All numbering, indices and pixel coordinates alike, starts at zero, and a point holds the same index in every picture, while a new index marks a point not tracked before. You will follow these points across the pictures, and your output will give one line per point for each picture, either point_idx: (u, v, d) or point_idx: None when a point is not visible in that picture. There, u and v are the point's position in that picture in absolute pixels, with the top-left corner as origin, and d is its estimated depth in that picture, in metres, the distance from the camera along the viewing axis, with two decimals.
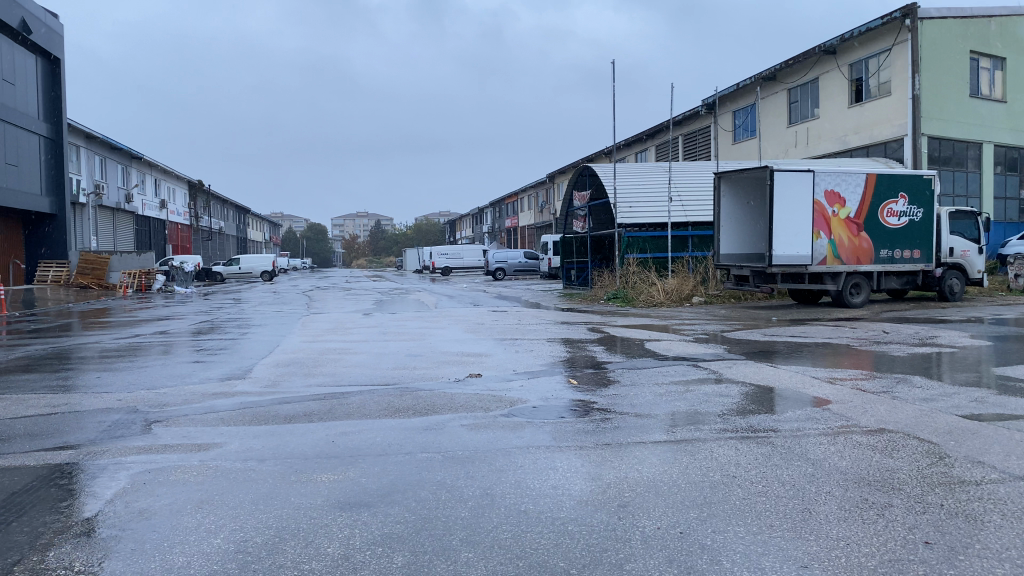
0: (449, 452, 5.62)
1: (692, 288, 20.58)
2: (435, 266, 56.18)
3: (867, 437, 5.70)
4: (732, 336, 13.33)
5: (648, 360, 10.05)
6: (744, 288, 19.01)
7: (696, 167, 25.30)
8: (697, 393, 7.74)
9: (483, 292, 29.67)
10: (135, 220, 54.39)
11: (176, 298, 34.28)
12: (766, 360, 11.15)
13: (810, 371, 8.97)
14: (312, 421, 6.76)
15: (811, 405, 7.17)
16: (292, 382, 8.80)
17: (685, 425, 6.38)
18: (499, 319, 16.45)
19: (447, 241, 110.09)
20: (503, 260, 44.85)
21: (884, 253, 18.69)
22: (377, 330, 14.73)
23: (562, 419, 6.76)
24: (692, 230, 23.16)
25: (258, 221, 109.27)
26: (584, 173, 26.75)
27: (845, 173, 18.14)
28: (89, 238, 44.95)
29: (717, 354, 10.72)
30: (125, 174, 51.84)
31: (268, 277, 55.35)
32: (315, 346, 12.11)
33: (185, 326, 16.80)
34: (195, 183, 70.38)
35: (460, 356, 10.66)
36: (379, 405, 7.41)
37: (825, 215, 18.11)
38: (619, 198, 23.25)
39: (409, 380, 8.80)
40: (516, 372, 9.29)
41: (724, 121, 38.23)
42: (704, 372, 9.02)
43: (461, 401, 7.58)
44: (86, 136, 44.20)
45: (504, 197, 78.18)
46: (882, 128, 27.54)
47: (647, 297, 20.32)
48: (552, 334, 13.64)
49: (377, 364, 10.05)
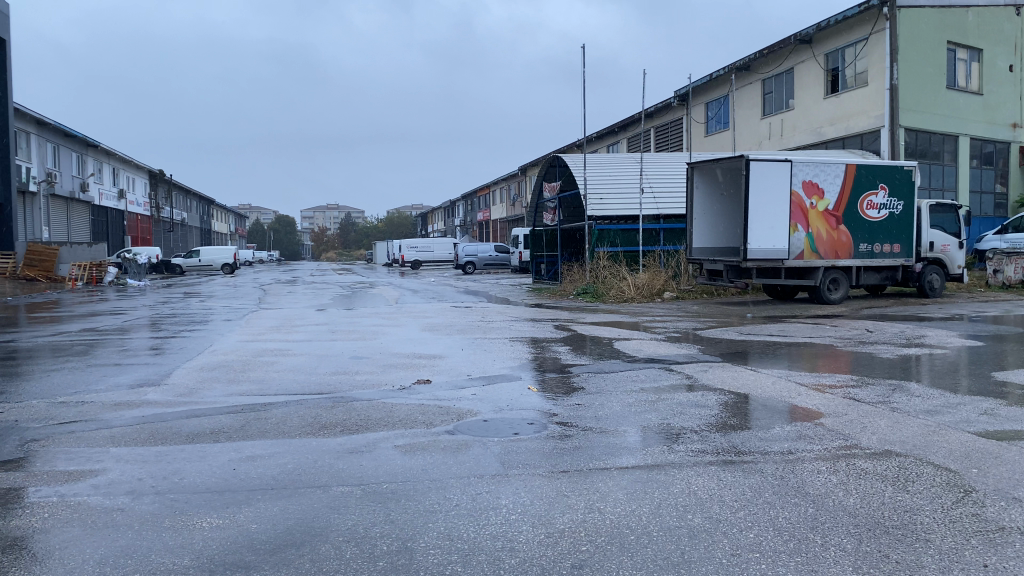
0: (371, 484, 4.61)
1: (664, 283, 19.72)
2: (403, 259, 54.98)
3: (874, 463, 4.78)
4: (707, 334, 12.45)
5: (616, 363, 9.10)
6: (717, 283, 18.16)
7: (670, 158, 24.41)
8: (671, 403, 6.79)
9: (449, 287, 28.58)
10: (92, 210, 52.61)
11: (129, 291, 32.88)
12: (744, 362, 10.26)
13: (795, 376, 8.08)
14: (217, 442, 5.69)
15: (799, 418, 6.26)
16: (212, 390, 7.71)
17: (656, 445, 5.41)
18: (460, 316, 15.45)
19: (418, 235, 108.75)
20: (472, 254, 43.84)
21: (864, 247, 17.95)
22: (327, 327, 13.67)
23: (515, 437, 5.77)
24: (664, 223, 22.23)
25: (224, 213, 107.14)
26: (554, 163, 25.75)
27: (823, 163, 17.36)
28: (40, 229, 43.27)
29: (691, 356, 9.82)
30: (80, 163, 50.04)
31: (230, 269, 53.83)
32: (254, 347, 11.02)
33: (123, 322, 15.62)
34: (156, 173, 68.49)
35: (411, 358, 9.64)
36: (303, 419, 6.36)
37: (802, 207, 17.32)
38: (589, 189, 22.33)
39: (347, 388, 7.76)
40: (469, 377, 8.31)
41: (697, 112, 37.47)
42: (678, 377, 8.08)
43: (400, 414, 6.55)
44: (37, 122, 42.51)
45: (475, 190, 77.05)
46: (858, 120, 26.89)
47: (617, 292, 19.39)
48: (516, 333, 12.67)
49: (315, 368, 8.99)
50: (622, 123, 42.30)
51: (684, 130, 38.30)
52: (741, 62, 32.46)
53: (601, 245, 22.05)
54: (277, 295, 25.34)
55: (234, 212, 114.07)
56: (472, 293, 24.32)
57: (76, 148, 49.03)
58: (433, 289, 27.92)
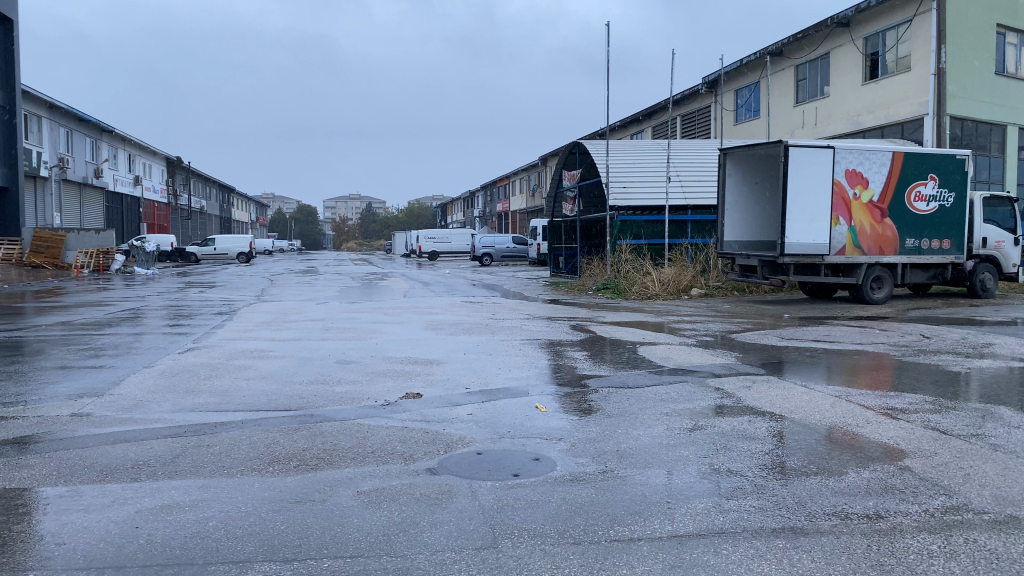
0: (309, 562, 3.36)
1: (691, 279, 18.38)
2: (421, 250, 53.85)
3: (1007, 544, 3.44)
4: (742, 338, 11.10)
5: (641, 375, 7.79)
6: (750, 279, 16.77)
7: (699, 145, 22.95)
8: (713, 433, 5.48)
9: (464, 279, 27.34)
10: (106, 196, 51.96)
11: (136, 280, 31.99)
12: (788, 372, 8.93)
13: (857, 397, 6.76)
14: (134, 481, 4.46)
15: (877, 456, 4.93)
16: (160, 404, 6.49)
17: (696, 501, 4.11)
18: (470, 313, 14.23)
19: (438, 225, 107.91)
20: (490, 245, 42.58)
21: (911, 242, 16.47)
22: (323, 324, 12.48)
23: (514, 481, 4.50)
24: (692, 214, 20.79)
25: (243, 201, 106.59)
26: (576, 150, 24.38)
27: (869, 150, 15.90)
28: (52, 215, 42.54)
29: (728, 367, 8.50)
30: (94, 149, 49.31)
31: (245, 258, 52.98)
32: (233, 347, 9.83)
33: (107, 313, 14.53)
34: (173, 160, 67.82)
35: (404, 364, 8.41)
36: (253, 448, 5.11)
37: (845, 198, 15.88)
38: (611, 177, 20.96)
39: (320, 403, 6.50)
40: (466, 391, 7.04)
41: (725, 100, 35.94)
42: (718, 396, 6.77)
43: (373, 442, 5.28)
44: (49, 106, 41.67)
45: (495, 181, 75.66)
46: (899, 107, 25.28)
47: (640, 288, 18.08)
48: (528, 333, 11.41)
49: (292, 376, 7.76)
50: (647, 111, 40.81)
51: (712, 119, 36.78)
52: (773, 46, 30.90)
53: (623, 238, 20.70)
54: (283, 286, 24.28)
55: (254, 201, 113.55)
56: (487, 287, 23.08)
57: (90, 133, 48.26)
58: (447, 281, 26.71)
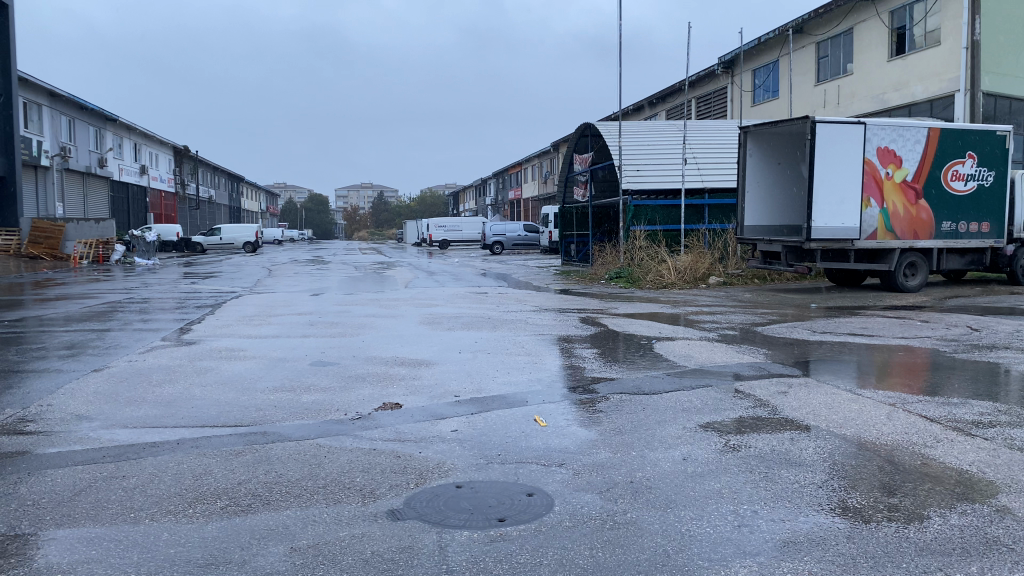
0: None
1: (710, 267, 17.30)
2: (431, 239, 52.91)
3: None
4: (769, 332, 10.05)
5: (659, 378, 6.76)
6: (773, 266, 15.64)
7: (717, 125, 21.77)
8: (750, 457, 4.45)
9: (472, 268, 26.31)
10: (111, 186, 51.25)
11: (137, 270, 31.17)
12: (825, 371, 7.87)
13: (916, 406, 5.71)
14: (8, 531, 3.46)
15: (965, 490, 3.88)
16: (92, 418, 5.50)
17: (736, 565, 3.07)
18: (473, 304, 13.23)
19: (451, 214, 106.95)
20: (500, 233, 41.60)
21: (947, 225, 15.31)
22: (312, 317, 11.49)
23: (500, 529, 3.47)
24: (709, 198, 19.63)
25: (253, 191, 105.92)
26: (587, 132, 23.24)
27: (902, 126, 14.75)
28: (54, 205, 41.77)
29: (758, 366, 7.47)
30: (98, 138, 48.52)
31: (252, 249, 52.19)
32: (205, 345, 8.85)
33: (85, 306, 13.61)
34: (180, 149, 67.07)
35: (390, 365, 7.41)
36: (178, 481, 4.11)
37: (876, 178, 14.74)
38: (624, 159, 19.88)
39: (279, 418, 5.48)
40: (455, 399, 6.04)
41: (742, 80, 34.67)
42: (752, 405, 5.73)
43: (330, 472, 4.26)
44: (50, 93, 40.85)
45: (507, 168, 74.51)
46: (928, 84, 24.00)
47: (655, 277, 17.04)
48: (533, 327, 10.37)
49: (259, 380, 6.77)
50: (661, 94, 39.57)
51: (728, 100, 35.56)
52: (793, 23, 29.64)
53: (637, 223, 19.63)
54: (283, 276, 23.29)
55: (265, 191, 112.96)
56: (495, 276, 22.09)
57: (93, 121, 47.47)
58: (453, 270, 25.68)
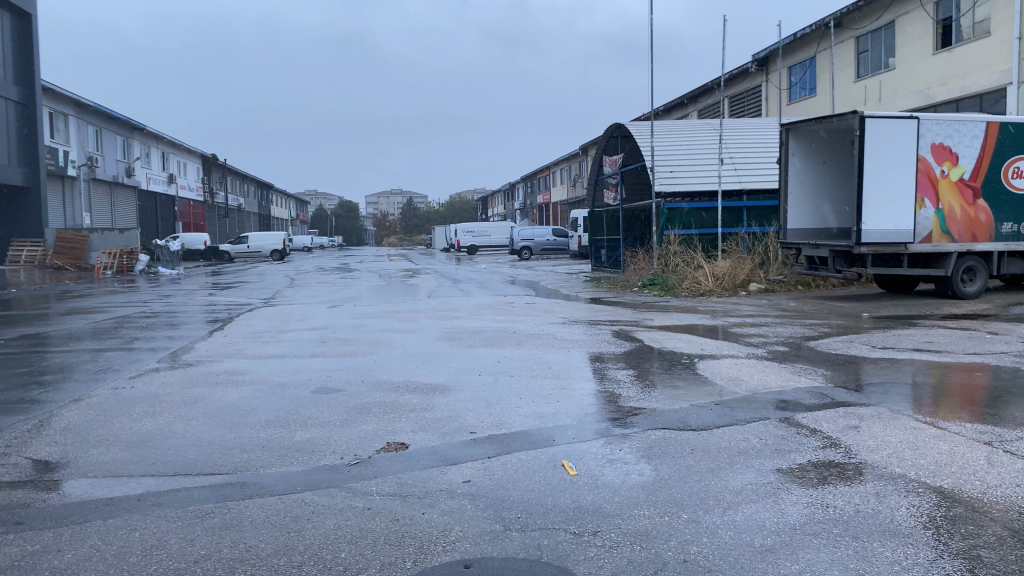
0: None
1: (749, 273, 16.36)
2: (459, 245, 52.32)
3: None
4: (822, 347, 9.14)
5: (707, 409, 5.89)
6: (819, 272, 14.62)
7: (754, 124, 20.76)
8: (834, 526, 3.57)
9: (500, 276, 25.53)
10: (139, 195, 51.31)
11: (161, 280, 30.82)
12: (893, 391, 6.95)
13: (1019, 445, 4.80)
14: None
15: None
16: (49, 465, 4.76)
17: None
18: (498, 317, 12.42)
19: (481, 219, 106.56)
20: (529, 238, 40.86)
21: (1008, 227, 14.18)
22: (325, 333, 10.75)
23: None
24: (747, 200, 18.57)
25: (283, 199, 106.42)
26: (616, 133, 22.34)
27: (958, 121, 13.69)
28: (81, 215, 41.73)
29: (818, 392, 6.56)
30: (126, 147, 48.57)
31: (279, 256, 51.95)
32: (204, 367, 8.15)
33: (93, 321, 13.01)
34: (210, 158, 67.25)
35: (401, 393, 6.61)
36: (121, 562, 3.32)
37: (930, 177, 13.70)
38: (657, 160, 18.97)
39: (263, 464, 4.70)
40: (471, 437, 5.22)
41: (776, 78, 33.65)
42: (820, 447, 4.84)
43: (310, 547, 3.46)
44: (77, 104, 40.85)
45: (535, 172, 73.79)
46: (977, 78, 22.77)
47: (691, 284, 16.13)
48: (561, 342, 9.53)
49: (252, 412, 5.99)
50: (692, 93, 38.54)
51: (763, 99, 34.56)
52: (830, 17, 28.58)
53: (671, 228, 18.65)
54: (305, 285, 22.73)
55: (295, 198, 113.32)
56: (523, 283, 21.33)
57: (120, 130, 47.54)
58: (479, 277, 24.88)
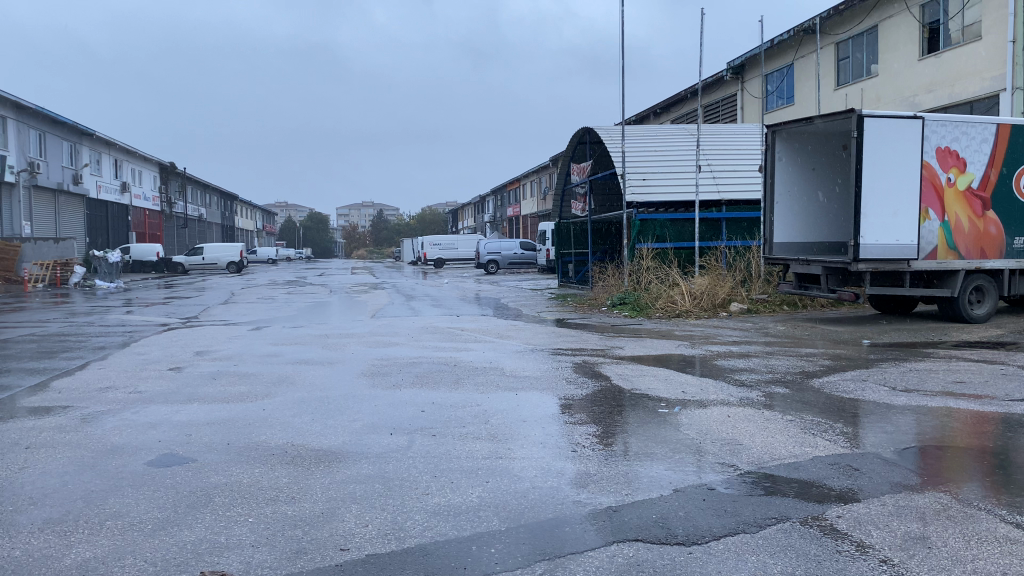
0: None
1: (730, 292, 14.70)
2: (425, 257, 50.42)
3: None
4: (827, 388, 7.43)
5: (698, 499, 4.10)
6: (810, 292, 12.93)
7: (733, 129, 19.17)
8: None
9: (459, 292, 23.65)
10: (88, 203, 48.82)
11: (97, 294, 28.50)
12: (935, 451, 5.25)
13: None
14: None
15: None
16: None
17: None
18: (441, 344, 10.56)
19: (451, 232, 104.70)
20: (496, 251, 39.06)
21: (1020, 242, 12.63)
22: (225, 367, 8.80)
23: None
24: (726, 211, 16.95)
25: (249, 210, 103.79)
26: (585, 139, 20.59)
27: (966, 122, 12.13)
28: (20, 224, 39.27)
29: (845, 463, 4.80)
30: (73, 153, 46.09)
31: (235, 268, 49.68)
32: (34, 417, 6.20)
33: None
34: (167, 166, 64.75)
35: (270, 467, 4.73)
36: None
37: (935, 184, 12.10)
38: (628, 166, 17.26)
39: None
40: (338, 562, 3.36)
41: (752, 86, 32.32)
42: None
43: None
44: (17, 106, 38.43)
45: (506, 184, 71.98)
46: (967, 83, 21.44)
47: (665, 304, 14.42)
48: (510, 380, 7.73)
49: (34, 504, 4.08)
50: (665, 102, 37.08)
51: (737, 108, 33.20)
52: (809, 22, 27.26)
53: (644, 241, 16.81)
54: (243, 301, 20.68)
55: (261, 209, 110.68)
56: (483, 301, 19.51)
57: (67, 136, 45.12)
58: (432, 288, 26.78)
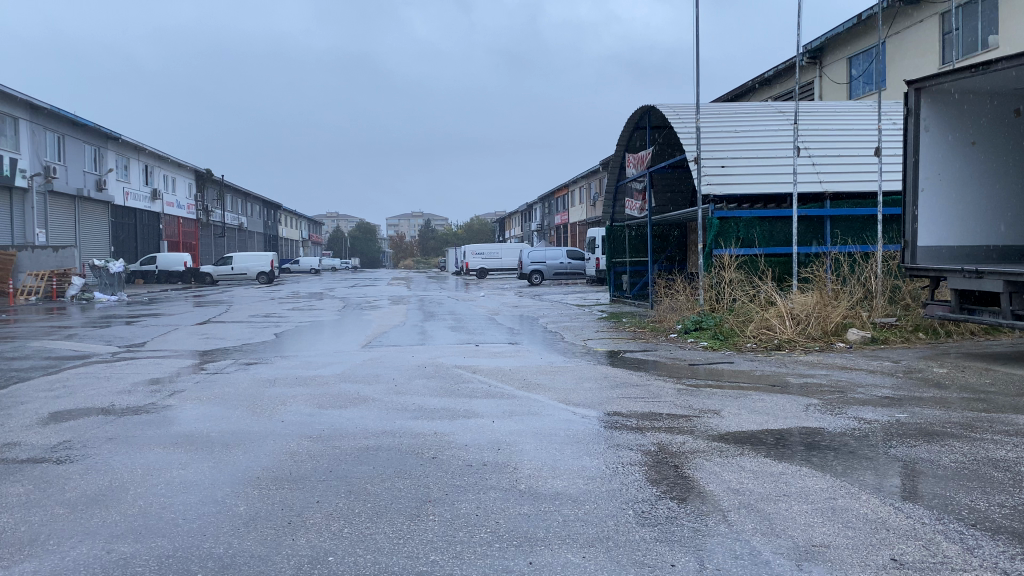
0: None
1: (845, 314, 10.73)
2: (466, 267, 46.91)
3: None
4: None
5: None
6: (980, 316, 8.91)
7: (833, 106, 15.12)
8: None
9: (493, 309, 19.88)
10: (113, 211, 46.52)
11: (94, 308, 25.53)
12: None
13: None
14: None
15: None
16: None
17: None
18: (432, 401, 6.82)
19: (498, 240, 101.32)
20: (540, 260, 35.35)
21: None
22: (49, 451, 5.21)
23: None
24: (831, 207, 12.86)
25: (294, 220, 101.99)
26: (644, 122, 16.69)
27: None
28: (33, 232, 36.81)
29: None
30: (97, 157, 43.72)
31: (266, 278, 46.81)
32: None
33: None
34: (203, 174, 62.53)
35: None
36: None
37: None
38: (703, 150, 13.41)
39: None
40: None
41: (833, 70, 28.00)
42: None
43: None
44: (31, 107, 35.97)
45: (553, 191, 67.95)
46: None
47: (760, 332, 10.52)
48: (519, 504, 3.97)
49: None
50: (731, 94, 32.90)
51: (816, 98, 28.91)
52: None
53: (723, 245, 12.77)
54: (232, 320, 17.23)
55: (304, 218, 108.88)
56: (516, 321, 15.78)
57: (89, 140, 42.71)
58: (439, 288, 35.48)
